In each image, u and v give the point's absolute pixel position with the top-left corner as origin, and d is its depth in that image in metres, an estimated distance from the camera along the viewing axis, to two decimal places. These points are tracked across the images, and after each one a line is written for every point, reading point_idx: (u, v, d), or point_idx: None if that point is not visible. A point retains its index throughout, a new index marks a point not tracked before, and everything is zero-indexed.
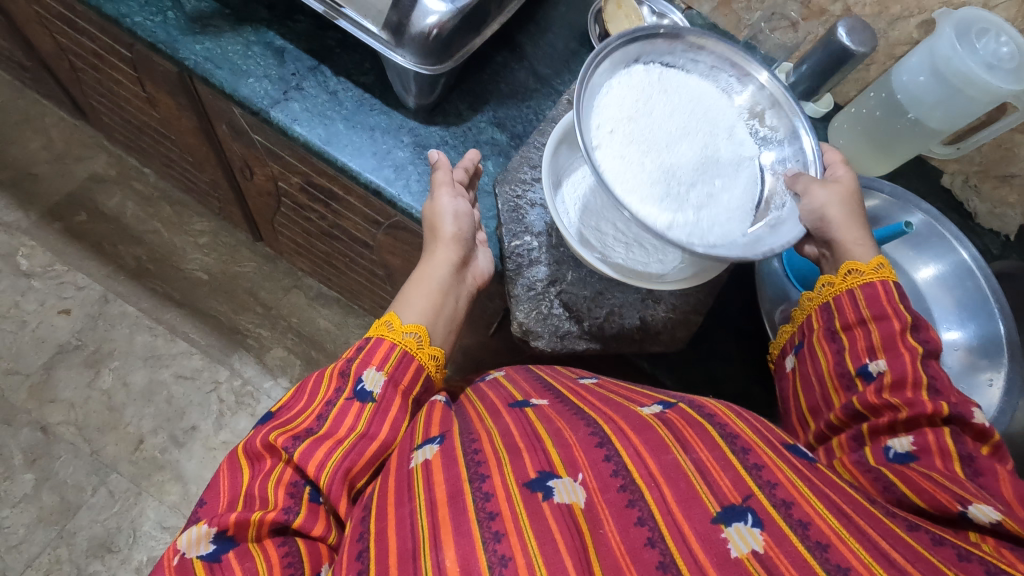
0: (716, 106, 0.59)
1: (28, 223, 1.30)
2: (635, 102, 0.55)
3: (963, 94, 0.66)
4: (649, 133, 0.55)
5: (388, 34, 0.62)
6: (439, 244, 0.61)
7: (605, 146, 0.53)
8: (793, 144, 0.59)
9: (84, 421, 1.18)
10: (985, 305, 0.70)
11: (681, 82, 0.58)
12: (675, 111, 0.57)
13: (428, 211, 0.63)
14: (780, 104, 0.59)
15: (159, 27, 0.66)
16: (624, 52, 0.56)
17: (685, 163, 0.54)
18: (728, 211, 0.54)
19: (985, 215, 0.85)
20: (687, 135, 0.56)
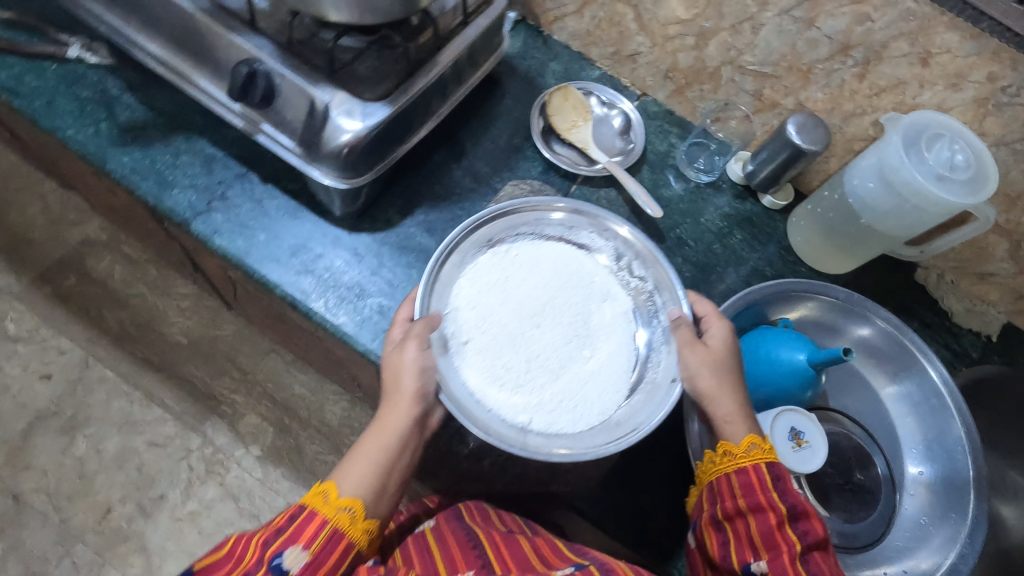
0: (581, 267, 0.59)
1: (20, 287, 1.33)
2: (489, 286, 0.56)
3: (914, 205, 0.63)
4: (507, 317, 0.55)
5: (305, 149, 0.61)
6: (400, 404, 0.50)
7: (472, 340, 0.54)
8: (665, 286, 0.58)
9: (55, 489, 1.20)
10: (951, 434, 0.64)
11: (539, 250, 0.59)
12: (536, 285, 0.57)
13: (389, 359, 0.52)
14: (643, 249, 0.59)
15: (90, 138, 0.67)
16: (471, 241, 0.57)
17: (549, 344, 0.55)
18: (602, 388, 0.54)
19: (963, 313, 0.79)
20: (552, 313, 0.56)
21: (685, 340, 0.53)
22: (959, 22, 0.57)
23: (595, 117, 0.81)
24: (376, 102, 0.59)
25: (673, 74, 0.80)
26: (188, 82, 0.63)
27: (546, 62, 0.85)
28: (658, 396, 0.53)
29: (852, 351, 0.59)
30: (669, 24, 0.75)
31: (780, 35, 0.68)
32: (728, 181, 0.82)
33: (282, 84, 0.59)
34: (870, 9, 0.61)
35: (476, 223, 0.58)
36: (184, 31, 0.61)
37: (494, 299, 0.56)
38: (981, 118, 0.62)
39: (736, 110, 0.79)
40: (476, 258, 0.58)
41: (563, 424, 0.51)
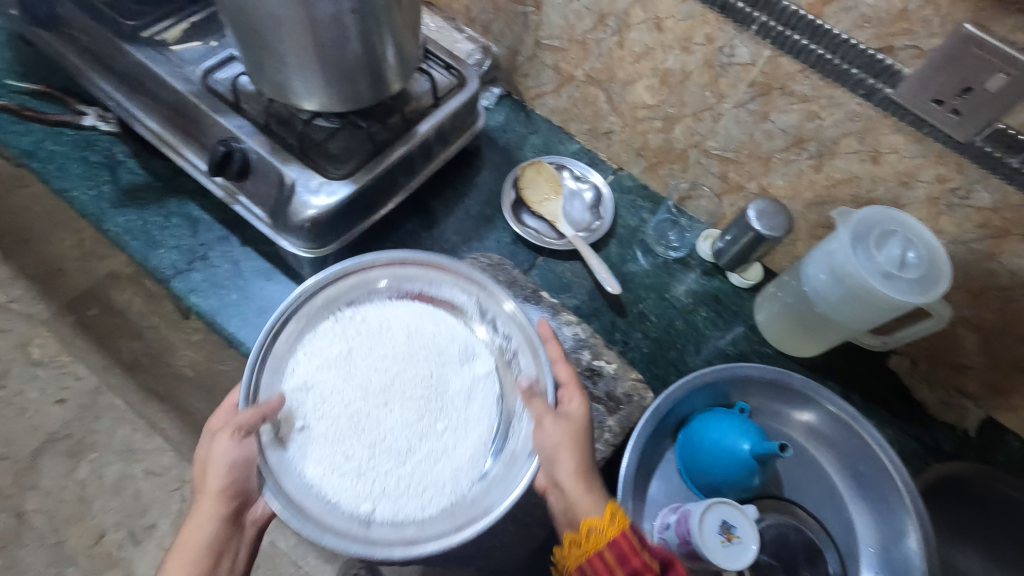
0: (434, 338, 0.61)
1: (48, 314, 1.42)
2: (354, 360, 0.59)
3: (864, 299, 0.63)
4: (353, 397, 0.57)
5: (274, 221, 0.66)
6: (203, 499, 0.53)
7: (313, 422, 0.56)
8: (529, 356, 0.61)
9: (55, 510, 1.26)
10: (906, 532, 0.62)
11: (395, 320, 0.61)
12: (384, 364, 0.59)
13: (206, 454, 0.54)
14: (515, 324, 0.62)
15: (93, 199, 0.73)
16: (306, 317, 0.61)
17: (396, 425, 0.57)
18: (452, 469, 0.56)
19: (937, 406, 0.76)
20: (400, 392, 0.58)
21: (542, 413, 0.56)
22: (903, 125, 0.58)
23: (568, 190, 0.85)
24: (341, 181, 0.64)
25: (644, 152, 0.82)
26: (178, 154, 0.70)
27: (527, 135, 0.89)
28: (514, 469, 0.56)
29: (789, 447, 0.60)
30: (637, 107, 0.77)
31: (738, 125, 0.70)
32: (697, 258, 0.83)
33: (257, 160, 0.64)
34: (819, 108, 0.62)
35: (315, 292, 0.61)
36: (177, 110, 0.68)
37: (340, 376, 0.58)
38: (935, 217, 0.62)
39: (703, 190, 0.80)
40: (314, 335, 0.60)
41: (406, 509, 0.53)
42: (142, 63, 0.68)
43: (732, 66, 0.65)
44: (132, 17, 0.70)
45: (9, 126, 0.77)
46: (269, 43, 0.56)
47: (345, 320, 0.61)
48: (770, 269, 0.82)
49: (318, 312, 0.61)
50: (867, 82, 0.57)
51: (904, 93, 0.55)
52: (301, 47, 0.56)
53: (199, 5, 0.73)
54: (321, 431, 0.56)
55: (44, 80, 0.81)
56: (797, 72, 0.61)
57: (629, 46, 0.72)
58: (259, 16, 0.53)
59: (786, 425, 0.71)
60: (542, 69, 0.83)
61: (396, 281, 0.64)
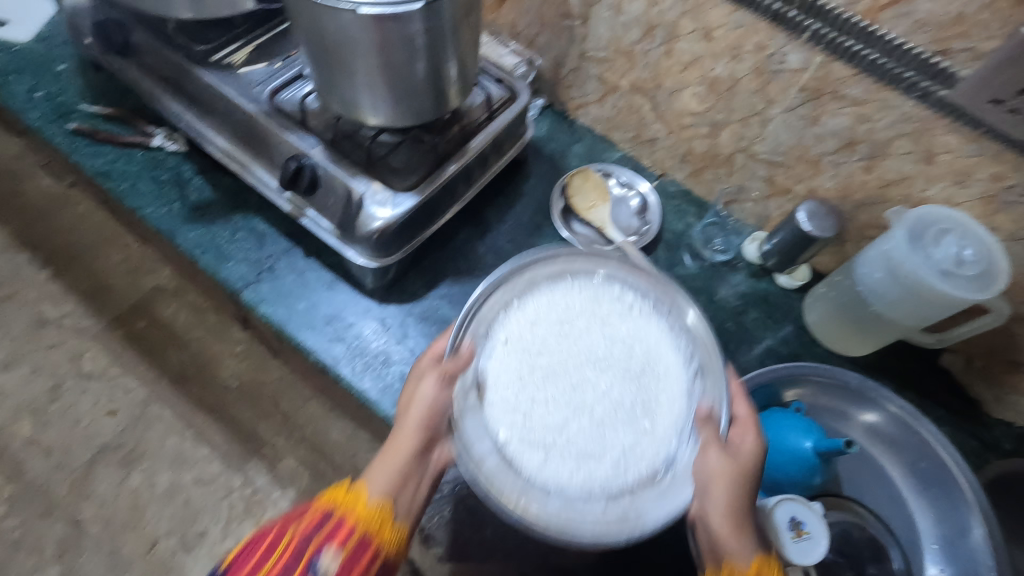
0: (642, 330, 0.61)
1: (98, 328, 1.46)
2: (521, 322, 0.60)
3: (922, 295, 0.64)
4: (524, 377, 0.57)
5: (342, 232, 0.69)
6: (405, 424, 0.57)
7: (498, 362, 0.58)
8: (706, 377, 0.58)
9: (110, 518, 1.30)
10: (968, 528, 0.63)
11: (624, 324, 0.61)
12: (549, 336, 0.60)
13: (410, 391, 0.59)
14: (704, 341, 0.60)
15: (164, 216, 0.77)
16: (527, 280, 0.62)
17: (568, 407, 0.56)
18: (618, 448, 0.55)
19: (992, 402, 0.75)
20: (585, 369, 0.58)
21: (710, 441, 0.55)
22: (958, 125, 0.59)
23: (615, 196, 0.86)
24: (405, 193, 0.67)
25: (689, 158, 0.84)
26: (247, 170, 0.74)
27: (571, 144, 0.91)
28: (671, 490, 0.54)
29: (855, 445, 0.61)
30: (683, 115, 0.79)
31: (787, 129, 0.71)
32: (744, 261, 0.84)
33: (326, 175, 0.67)
34: (871, 111, 0.63)
35: (524, 262, 0.63)
36: (246, 129, 0.72)
37: (526, 341, 0.59)
38: (990, 214, 0.63)
39: (750, 193, 0.82)
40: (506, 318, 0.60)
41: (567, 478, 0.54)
42: (213, 86, 0.71)
43: (783, 73, 0.67)
44: (201, 42, 0.74)
45: (84, 148, 0.81)
46: (343, 63, 0.59)
47: (556, 287, 0.62)
48: (818, 270, 0.83)
49: (522, 286, 0.62)
50: (923, 84, 0.58)
51: (961, 94, 0.56)
52: (374, 66, 0.59)
53: (263, 28, 0.77)
54: (500, 391, 0.57)
55: (114, 103, 0.85)
56: (850, 77, 0.62)
57: (677, 55, 0.74)
58: (337, 38, 0.57)
59: (845, 424, 0.71)
60: (586, 79, 0.86)
61: (610, 277, 0.63)
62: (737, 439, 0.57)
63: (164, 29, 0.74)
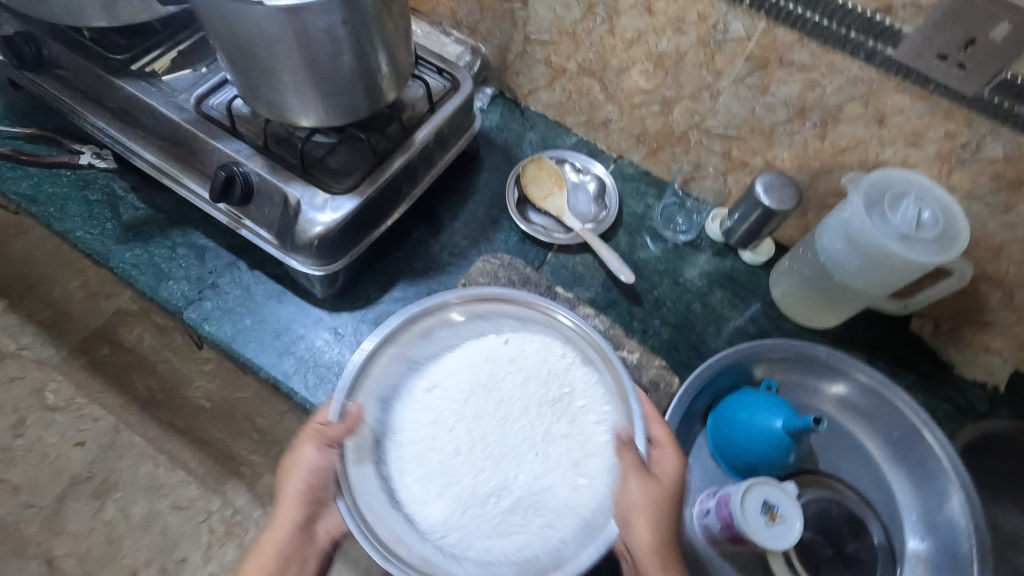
0: (501, 354, 0.63)
1: (58, 358, 1.40)
2: (408, 417, 0.61)
3: (885, 262, 0.62)
4: (449, 434, 0.60)
5: (282, 241, 0.66)
6: (282, 507, 0.55)
7: (406, 472, 0.58)
8: (617, 403, 0.60)
9: (86, 553, 1.26)
10: (945, 495, 0.61)
11: (527, 351, 0.64)
12: (456, 397, 0.61)
13: (288, 459, 0.56)
14: (584, 339, 0.64)
15: (97, 238, 0.73)
16: (378, 341, 0.62)
17: (473, 472, 0.58)
18: (531, 495, 0.57)
19: (964, 363, 0.74)
20: (499, 447, 0.59)
21: (631, 469, 0.54)
22: (907, 85, 0.57)
23: (571, 183, 0.84)
24: (345, 195, 0.63)
25: (644, 138, 0.82)
26: (180, 184, 0.70)
27: (523, 133, 0.89)
28: (591, 530, 0.55)
29: (825, 420, 0.59)
30: (633, 94, 0.77)
31: (738, 101, 0.69)
32: (708, 239, 0.82)
33: (259, 182, 0.64)
34: (819, 76, 0.61)
35: (410, 315, 0.63)
36: (173, 140, 0.68)
37: (422, 425, 0.60)
38: (947, 173, 0.61)
39: (707, 170, 0.79)
40: (383, 366, 0.62)
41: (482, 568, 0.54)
42: (134, 96, 0.67)
43: (728, 43, 0.64)
44: (119, 51, 0.70)
45: (6, 172, 0.76)
46: (263, 64, 0.56)
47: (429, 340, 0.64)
48: (782, 243, 0.81)
49: (416, 340, 0.64)
50: (868, 45, 0.56)
51: (905, 52, 0.54)
52: (293, 62, 0.55)
53: (186, 33, 0.73)
54: (402, 461, 0.58)
55: (37, 123, 0.80)
56: (795, 42, 0.60)
57: (620, 32, 0.71)
58: (249, 34, 0.52)
59: (816, 398, 0.70)
60: (533, 64, 0.83)
61: (470, 310, 0.65)
62: (659, 460, 0.55)
63: (78, 41, 0.70)
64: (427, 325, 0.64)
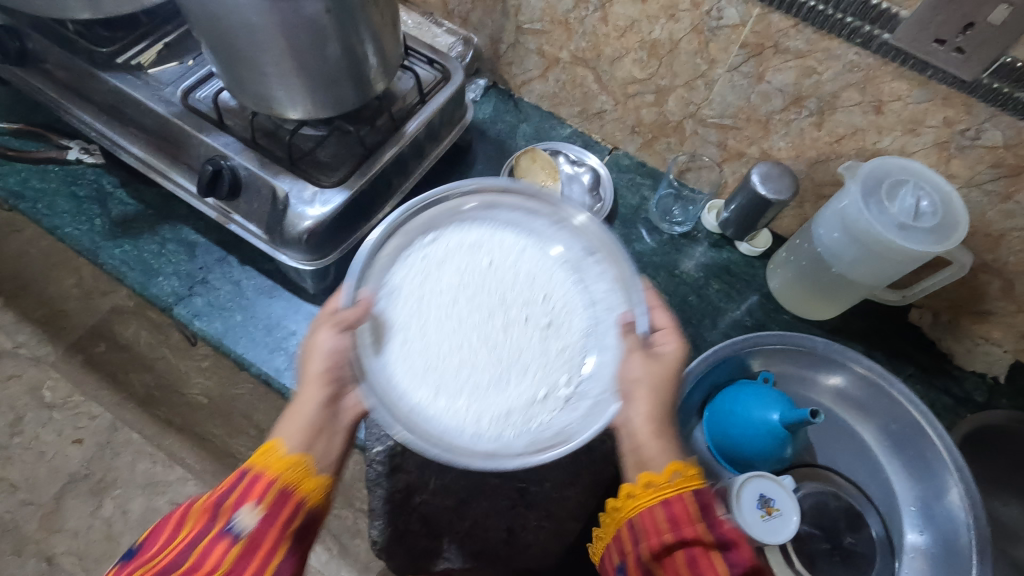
0: (533, 262, 0.57)
1: (55, 356, 1.39)
2: (408, 280, 0.55)
3: (882, 253, 0.61)
4: (442, 315, 0.53)
5: (271, 236, 0.65)
6: (307, 385, 0.49)
7: (407, 383, 0.51)
8: (616, 284, 0.56)
9: (85, 551, 1.25)
10: (946, 486, 0.60)
11: (520, 257, 0.57)
12: (463, 256, 0.56)
13: (308, 343, 0.52)
14: (594, 237, 0.58)
15: (85, 234, 0.72)
16: (410, 221, 0.58)
17: (485, 337, 0.52)
18: (545, 377, 0.52)
19: (964, 354, 0.74)
20: (507, 335, 0.53)
21: (632, 347, 0.52)
22: (905, 71, 0.56)
23: (565, 175, 0.83)
24: (334, 189, 0.62)
25: (639, 128, 0.80)
26: (167, 179, 0.69)
27: (517, 124, 0.87)
28: (600, 406, 0.51)
29: (821, 414, 0.58)
30: (627, 83, 0.76)
31: (733, 89, 0.68)
32: (704, 231, 0.82)
33: (247, 176, 0.63)
34: (815, 63, 0.60)
35: (416, 206, 0.58)
36: (160, 133, 0.67)
37: (416, 294, 0.54)
38: (945, 161, 0.60)
39: (703, 160, 0.78)
40: (398, 262, 0.56)
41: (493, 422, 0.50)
42: (120, 90, 0.66)
43: (722, 30, 0.63)
44: (104, 44, 0.68)
45: None
46: (248, 55, 0.55)
47: (443, 230, 0.58)
48: (779, 233, 0.80)
49: (420, 231, 0.58)
50: (864, 30, 0.55)
51: (901, 37, 0.53)
52: (278, 53, 0.54)
53: (172, 24, 0.72)
54: (405, 352, 0.52)
55: (23, 119, 0.79)
56: (791, 28, 0.59)
57: (613, 20, 0.70)
58: (232, 25, 0.51)
59: (814, 391, 0.69)
60: (525, 54, 0.82)
61: (487, 204, 0.59)
62: (655, 341, 0.53)
63: (63, 34, 0.69)
64: (439, 215, 0.59)
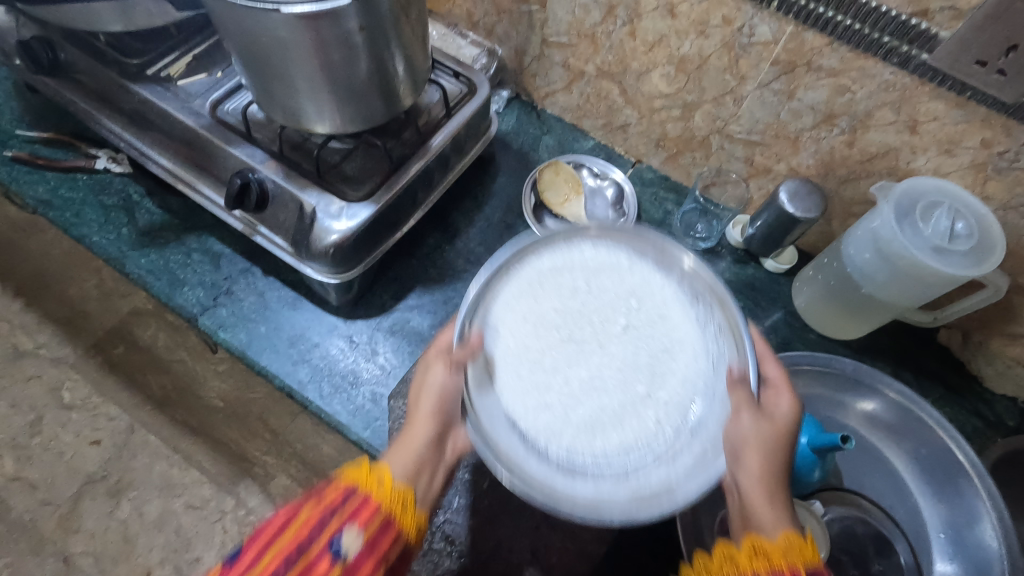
0: (644, 291, 0.51)
1: (75, 357, 1.41)
2: (508, 301, 0.50)
3: (915, 275, 0.60)
4: (537, 328, 0.49)
5: (297, 249, 0.65)
6: (412, 425, 0.49)
7: (507, 392, 0.47)
8: (727, 335, 0.49)
9: (102, 551, 1.26)
10: (976, 513, 0.59)
11: (618, 271, 0.51)
12: (566, 296, 0.50)
13: (416, 380, 0.52)
14: (698, 283, 0.51)
15: (112, 243, 0.73)
16: (508, 264, 0.51)
17: (596, 343, 0.48)
18: (647, 432, 0.45)
19: (994, 377, 0.72)
20: (607, 342, 0.48)
21: (742, 403, 0.45)
22: (942, 91, 0.55)
23: (588, 189, 0.83)
24: (360, 203, 0.63)
25: (664, 142, 0.80)
26: (194, 190, 0.69)
27: (540, 136, 0.87)
28: (704, 460, 0.44)
29: (852, 439, 0.57)
30: (653, 98, 0.75)
31: (762, 106, 0.67)
32: (728, 245, 0.81)
33: (274, 189, 0.63)
34: (849, 81, 0.59)
35: (520, 238, 0.53)
36: (188, 145, 0.68)
37: (523, 310, 0.49)
38: (982, 182, 0.59)
39: (729, 176, 0.78)
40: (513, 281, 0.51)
41: (590, 477, 0.44)
42: (150, 101, 0.67)
43: (753, 47, 0.62)
44: (135, 55, 0.69)
45: (23, 176, 0.76)
46: (280, 71, 0.55)
47: (542, 255, 0.52)
48: (805, 250, 0.79)
49: (517, 266, 0.52)
50: (902, 50, 0.54)
51: (941, 58, 0.52)
52: (311, 69, 0.54)
53: (201, 36, 0.72)
54: (508, 355, 0.48)
55: (52, 127, 0.80)
56: (824, 46, 0.58)
57: (641, 35, 0.69)
58: (266, 42, 0.52)
59: (843, 414, 0.68)
60: (550, 66, 0.81)
61: (604, 230, 0.53)
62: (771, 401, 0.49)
63: (94, 45, 0.69)
64: (537, 260, 0.52)
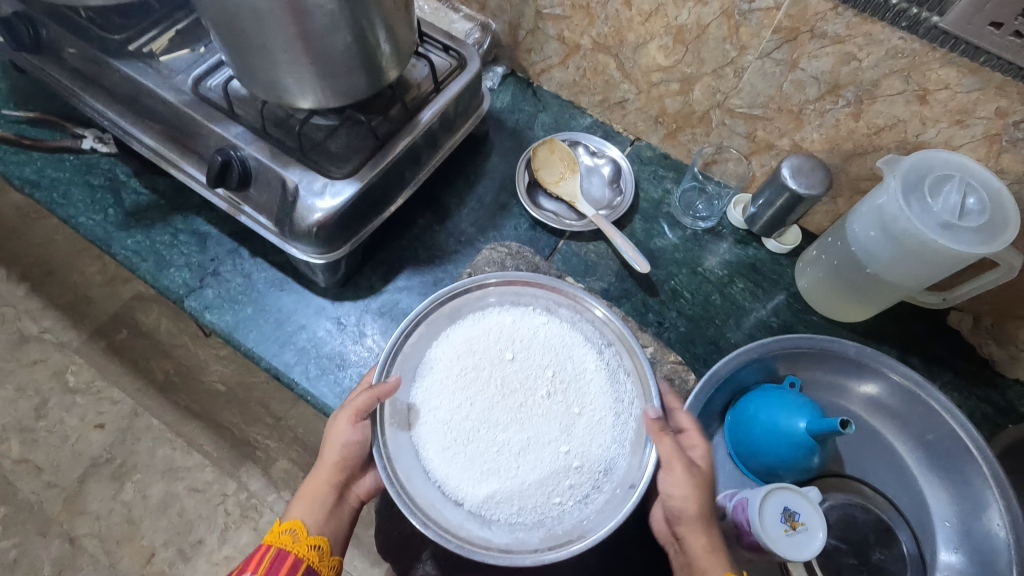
0: (558, 349, 0.60)
1: (78, 341, 1.41)
2: (440, 365, 0.58)
3: (922, 253, 0.57)
4: (468, 399, 0.57)
5: (281, 229, 0.63)
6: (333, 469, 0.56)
7: (436, 458, 0.55)
8: (637, 382, 0.58)
9: (106, 533, 1.26)
10: (983, 499, 0.57)
11: (541, 333, 0.60)
12: (493, 364, 0.59)
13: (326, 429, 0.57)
14: (610, 327, 0.60)
15: (99, 224, 0.72)
16: (433, 324, 0.60)
17: (517, 427, 0.56)
18: (573, 476, 0.55)
19: (1006, 361, 0.68)
20: (526, 399, 0.57)
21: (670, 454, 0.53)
22: (954, 57, 0.52)
23: (584, 167, 0.81)
24: (345, 180, 0.61)
25: (663, 119, 0.77)
26: (177, 168, 0.68)
27: (535, 114, 0.84)
28: (613, 503, 0.53)
29: (851, 423, 0.54)
30: (651, 71, 0.72)
31: (764, 78, 0.64)
32: (729, 225, 0.78)
33: (257, 167, 0.61)
34: (855, 48, 0.56)
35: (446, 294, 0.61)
36: (171, 123, 0.66)
37: (446, 372, 0.58)
38: (995, 155, 0.56)
39: (730, 153, 0.74)
40: (444, 334, 0.60)
41: (514, 514, 0.53)
42: (131, 77, 0.65)
43: (753, 13, 0.59)
44: (117, 30, 0.67)
45: (10, 157, 0.75)
46: (257, 43, 0.53)
47: (470, 321, 0.61)
48: (808, 230, 0.76)
49: (445, 319, 0.60)
50: (911, 12, 0.51)
51: (954, 21, 0.49)
52: (287, 40, 0.52)
53: (184, 11, 0.70)
54: (434, 423, 0.56)
55: (40, 107, 0.79)
56: (828, 11, 0.55)
57: (638, 4, 0.66)
58: (240, 11, 0.49)
59: (844, 398, 0.66)
60: (545, 40, 0.79)
61: (508, 294, 0.62)
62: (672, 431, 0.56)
63: (75, 21, 0.68)
64: (471, 305, 0.61)
